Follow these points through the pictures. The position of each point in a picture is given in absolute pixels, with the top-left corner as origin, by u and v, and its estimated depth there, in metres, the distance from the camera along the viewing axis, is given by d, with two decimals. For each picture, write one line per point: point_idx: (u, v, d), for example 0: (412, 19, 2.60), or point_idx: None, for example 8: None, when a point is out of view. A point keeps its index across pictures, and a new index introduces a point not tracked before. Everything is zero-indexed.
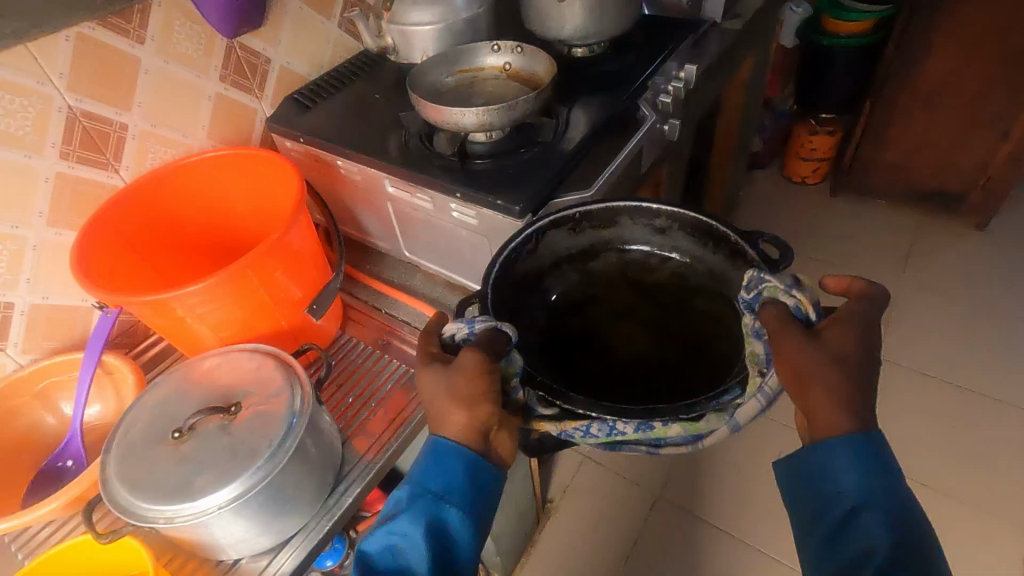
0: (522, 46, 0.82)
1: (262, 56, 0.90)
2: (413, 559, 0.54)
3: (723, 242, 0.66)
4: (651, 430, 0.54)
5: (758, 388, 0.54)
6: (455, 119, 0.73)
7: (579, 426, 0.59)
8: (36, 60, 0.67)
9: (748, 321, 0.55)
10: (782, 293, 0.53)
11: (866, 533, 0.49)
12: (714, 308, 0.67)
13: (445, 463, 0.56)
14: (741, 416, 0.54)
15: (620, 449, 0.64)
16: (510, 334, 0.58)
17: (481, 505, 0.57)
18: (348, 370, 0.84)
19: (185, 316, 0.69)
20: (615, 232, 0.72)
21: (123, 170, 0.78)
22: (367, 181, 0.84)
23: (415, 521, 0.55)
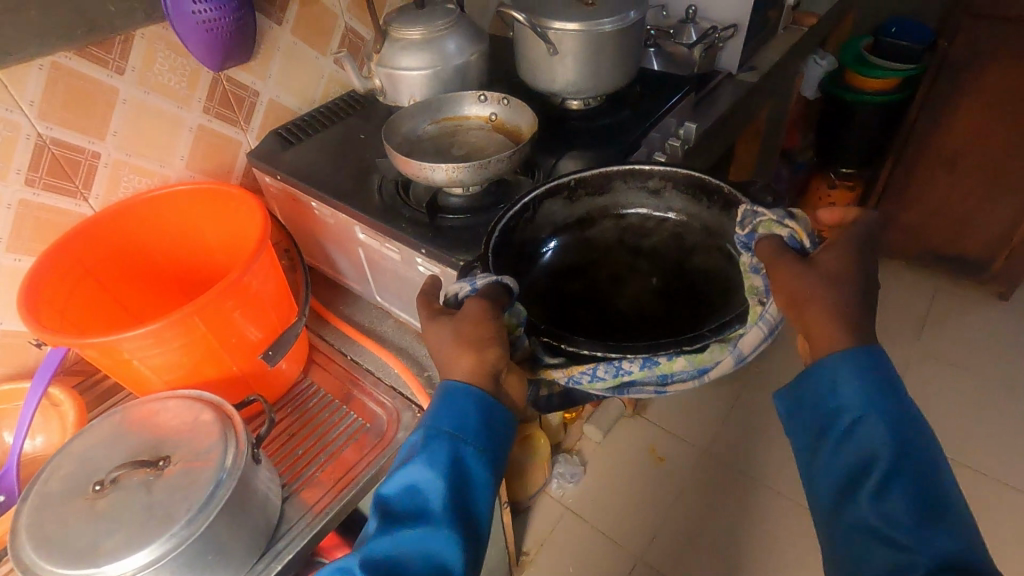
0: (508, 98, 0.80)
1: (250, 89, 0.88)
2: (431, 502, 0.52)
3: (715, 195, 0.71)
4: (657, 366, 0.58)
5: (759, 317, 0.58)
6: (425, 173, 0.70)
7: (586, 369, 0.61)
8: (6, 87, 0.66)
9: (746, 259, 0.61)
10: (776, 224, 0.59)
11: (867, 444, 0.49)
12: (714, 262, 0.70)
13: (458, 404, 0.56)
14: (742, 348, 0.57)
15: (629, 393, 0.65)
16: (511, 286, 0.61)
17: (496, 450, 0.57)
18: (303, 419, 0.81)
19: (133, 358, 0.66)
20: (610, 199, 0.76)
21: (92, 199, 0.77)
22: (340, 226, 0.82)
23: (432, 462, 0.53)
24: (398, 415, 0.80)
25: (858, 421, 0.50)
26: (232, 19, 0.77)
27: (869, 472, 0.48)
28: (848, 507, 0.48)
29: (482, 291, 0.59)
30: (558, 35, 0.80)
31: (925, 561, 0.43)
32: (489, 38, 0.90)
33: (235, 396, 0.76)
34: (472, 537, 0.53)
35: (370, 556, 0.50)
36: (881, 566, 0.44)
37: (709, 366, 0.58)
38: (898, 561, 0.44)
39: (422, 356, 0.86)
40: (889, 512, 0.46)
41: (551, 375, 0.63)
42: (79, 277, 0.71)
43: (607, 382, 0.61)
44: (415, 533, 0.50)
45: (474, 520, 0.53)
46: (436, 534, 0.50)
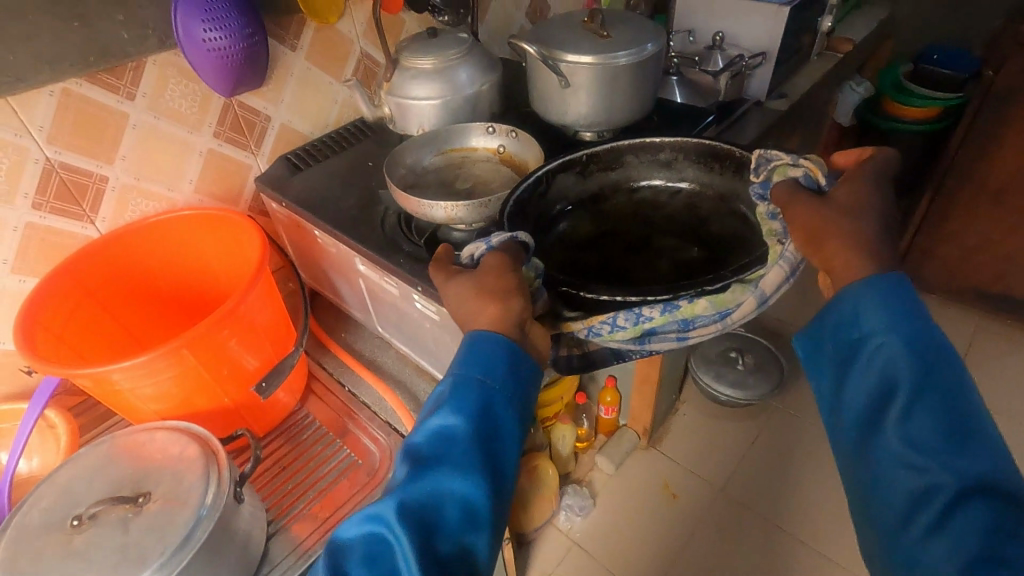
0: (517, 131, 0.78)
1: (262, 114, 0.88)
2: (460, 448, 0.47)
3: (727, 160, 0.75)
4: (678, 311, 0.61)
5: (780, 256, 0.58)
6: (424, 210, 0.68)
7: (606, 319, 0.63)
8: (16, 113, 0.67)
9: (762, 206, 0.60)
10: (790, 167, 0.57)
11: (888, 370, 0.44)
12: (728, 226, 0.73)
13: (486, 353, 0.52)
14: (763, 288, 0.59)
15: (651, 342, 0.66)
16: (527, 242, 0.61)
17: (524, 400, 0.53)
18: (295, 451, 0.79)
19: (123, 390, 0.64)
20: (623, 173, 0.80)
21: (99, 221, 0.78)
22: (341, 256, 0.81)
23: (460, 408, 0.49)
24: (391, 453, 0.77)
25: (881, 348, 0.45)
26: (243, 47, 0.76)
27: (893, 398, 0.43)
28: (871, 438, 0.44)
29: (502, 248, 0.59)
30: (571, 68, 0.78)
31: (952, 483, 0.39)
32: (502, 67, 0.88)
33: (227, 427, 0.75)
34: (500, 486, 0.48)
35: (404, 502, 0.44)
36: (906, 493, 0.41)
37: (731, 307, 0.60)
38: (923, 486, 0.40)
39: (421, 391, 0.85)
40: (915, 436, 0.42)
41: (571, 329, 0.65)
42: (82, 301, 0.74)
43: (629, 332, 0.64)
44: (447, 478, 0.46)
45: (503, 469, 0.49)
46: (467, 478, 0.46)
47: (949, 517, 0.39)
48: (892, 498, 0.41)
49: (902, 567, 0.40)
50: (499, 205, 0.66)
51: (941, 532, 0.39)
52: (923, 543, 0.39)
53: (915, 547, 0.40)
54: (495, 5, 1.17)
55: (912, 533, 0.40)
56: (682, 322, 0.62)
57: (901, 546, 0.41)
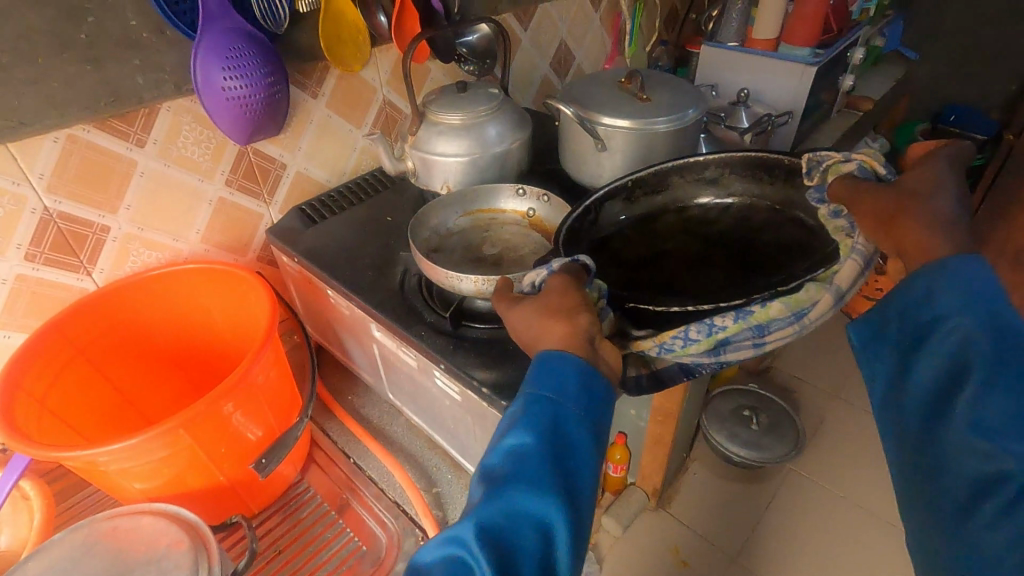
0: (550, 195, 0.73)
1: (277, 162, 0.84)
2: (534, 465, 0.44)
3: (776, 169, 0.73)
4: (752, 315, 0.56)
5: (852, 250, 0.56)
6: (451, 282, 0.63)
7: (678, 333, 0.57)
8: (15, 160, 0.62)
9: (823, 209, 0.62)
10: (843, 164, 0.60)
11: (958, 351, 0.40)
12: (787, 235, 0.71)
13: (556, 373, 0.49)
14: (840, 282, 0.55)
15: (725, 356, 0.58)
16: (588, 265, 0.59)
17: (595, 415, 0.48)
18: (293, 529, 0.72)
19: (109, 470, 0.58)
20: (669, 194, 0.77)
21: (96, 272, 0.73)
22: (355, 318, 0.75)
23: (532, 426, 0.46)
24: (399, 540, 0.70)
25: (952, 331, 0.40)
26: (264, 95, 0.72)
27: (962, 381, 0.39)
28: (935, 425, 0.41)
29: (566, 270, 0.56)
30: (607, 132, 0.74)
31: (1023, 470, 0.36)
32: (532, 123, 0.85)
33: (219, 506, 0.68)
34: (578, 508, 0.45)
35: (482, 522, 0.41)
36: (971, 478, 0.39)
37: (807, 306, 0.56)
38: (990, 472, 0.38)
39: (432, 467, 0.79)
40: (983, 422, 0.38)
41: (642, 348, 0.59)
42: (72, 360, 0.68)
43: (702, 345, 0.57)
44: (521, 497, 0.43)
45: (578, 491, 0.45)
46: (543, 499, 0.43)
47: (1019, 503, 0.37)
48: (953, 483, 0.40)
49: (972, 548, 0.39)
50: (554, 238, 0.63)
51: (1009, 519, 0.37)
52: (988, 530, 0.38)
53: (981, 530, 0.38)
54: (519, 55, 1.15)
55: (978, 517, 0.39)
56: (756, 330, 0.56)
57: (964, 528, 0.40)
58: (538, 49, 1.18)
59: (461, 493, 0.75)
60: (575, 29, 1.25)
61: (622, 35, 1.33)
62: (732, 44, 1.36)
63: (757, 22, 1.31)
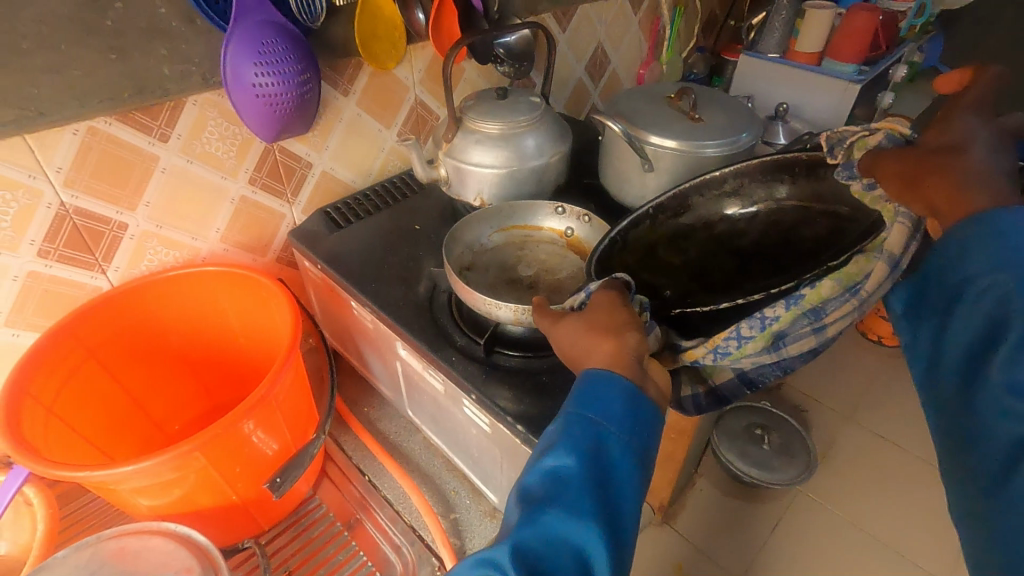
0: (591, 216, 0.70)
1: (303, 161, 0.80)
2: (575, 490, 0.44)
3: (795, 167, 0.68)
4: (804, 300, 0.52)
5: (896, 214, 0.52)
6: (488, 308, 0.60)
7: (729, 334, 0.54)
8: (33, 153, 0.58)
9: (857, 184, 0.57)
10: (866, 137, 0.57)
11: (994, 306, 0.40)
12: (823, 229, 0.67)
13: (602, 397, 0.49)
14: (891, 250, 0.50)
15: (787, 348, 0.55)
16: (628, 281, 0.57)
17: (640, 434, 0.48)
18: (304, 550, 0.69)
19: (119, 490, 0.55)
20: (694, 215, 0.72)
21: (111, 271, 0.69)
22: (379, 334, 0.72)
23: (575, 449, 0.46)
24: (415, 569, 0.67)
25: (988, 288, 0.41)
26: (296, 94, 0.68)
27: (998, 340, 0.40)
28: (969, 390, 0.41)
29: (608, 285, 0.55)
30: (656, 152, 0.71)
31: None
32: (572, 136, 0.80)
33: (231, 528, 0.65)
34: (620, 539, 0.45)
35: (519, 544, 0.42)
36: (1007, 445, 0.38)
37: (861, 279, 0.51)
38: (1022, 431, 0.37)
39: (450, 491, 0.75)
40: (1016, 379, 0.38)
41: (695, 358, 0.56)
42: (79, 365, 0.65)
43: (760, 342, 0.54)
44: (562, 522, 0.43)
45: (620, 519, 0.45)
46: (584, 526, 0.43)
47: None
48: (988, 451, 0.39)
49: (1009, 527, 0.37)
50: (589, 262, 0.61)
51: None
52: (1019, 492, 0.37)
53: (1013, 495, 0.37)
54: (557, 57, 1.10)
55: (1011, 488, 0.37)
56: (812, 315, 0.53)
57: (998, 505, 0.38)
58: (575, 51, 1.14)
59: (480, 521, 0.72)
60: (614, 31, 1.20)
61: (660, 39, 1.29)
62: (773, 56, 1.31)
63: (802, 34, 1.26)
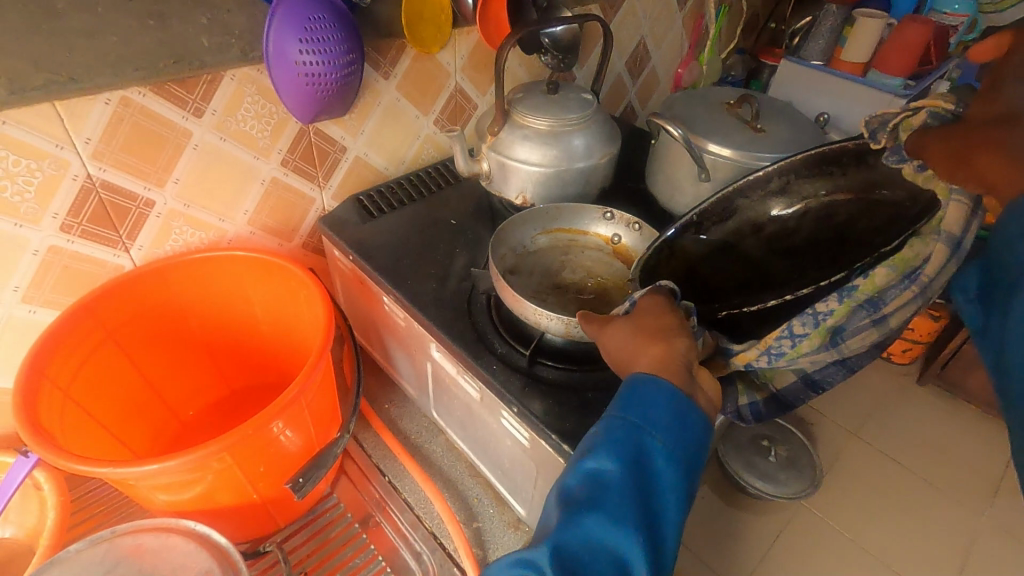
0: (642, 224, 0.66)
1: (338, 144, 0.77)
2: (618, 499, 0.41)
3: (841, 158, 0.60)
4: (858, 292, 0.48)
5: (949, 191, 0.46)
6: (536, 319, 0.56)
7: (780, 333, 0.50)
8: (61, 121, 0.55)
9: (907, 167, 0.50)
10: (908, 115, 0.49)
11: None
12: (879, 221, 0.59)
13: (646, 398, 0.44)
14: (949, 230, 0.45)
15: (847, 344, 0.51)
16: (674, 288, 0.52)
17: (687, 443, 0.44)
18: (322, 551, 0.66)
19: (140, 486, 0.52)
20: (740, 220, 0.66)
21: (134, 249, 0.66)
22: (411, 332, 0.68)
23: (616, 452, 0.43)
24: None
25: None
26: (340, 74, 0.64)
27: None
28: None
29: (655, 291, 0.52)
30: (711, 161, 0.68)
31: None
32: (621, 138, 0.77)
33: (249, 525, 0.62)
34: (660, 557, 0.42)
35: (557, 552, 0.40)
36: None
37: (917, 265, 0.47)
38: None
39: (473, 498, 0.72)
40: None
41: (748, 361, 0.52)
42: (97, 347, 0.62)
43: (815, 339, 0.50)
44: (603, 529, 0.40)
45: (660, 534, 0.42)
46: (627, 538, 0.40)
47: None
48: None
49: None
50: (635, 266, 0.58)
51: None
52: None
53: None
54: None
55: None
56: (869, 306, 0.49)
57: None
58: (618, 47, 1.10)
59: (502, 532, 0.69)
60: (657, 28, 1.16)
61: (702, 38, 1.25)
62: (816, 62, 1.28)
63: (849, 42, 1.22)
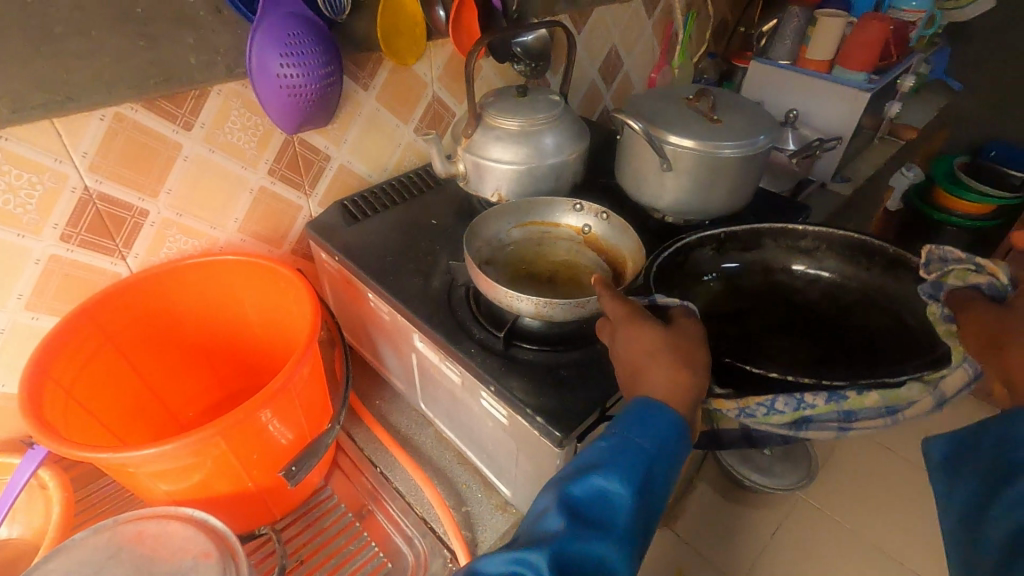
0: (610, 213, 0.70)
1: (322, 154, 0.81)
2: (621, 522, 0.44)
3: (876, 256, 0.72)
4: (846, 401, 0.53)
5: (964, 358, 0.53)
6: (508, 301, 0.60)
7: (764, 401, 0.54)
8: (60, 137, 0.59)
9: (935, 307, 0.57)
10: (971, 271, 0.56)
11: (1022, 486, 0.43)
12: (875, 321, 0.70)
13: (655, 428, 0.48)
14: (945, 389, 0.53)
15: (804, 433, 0.55)
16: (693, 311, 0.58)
17: (677, 473, 0.48)
18: (316, 539, 0.69)
19: (138, 473, 0.55)
20: (758, 255, 0.76)
21: (130, 257, 0.70)
22: (396, 326, 0.72)
23: (627, 476, 0.45)
24: (427, 561, 0.67)
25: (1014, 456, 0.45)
26: (319, 84, 0.69)
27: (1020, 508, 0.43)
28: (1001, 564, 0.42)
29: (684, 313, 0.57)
30: (674, 151, 0.72)
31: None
32: (590, 136, 0.81)
33: (244, 513, 0.65)
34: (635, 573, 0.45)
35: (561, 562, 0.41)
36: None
37: (904, 405, 0.53)
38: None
39: (462, 484, 0.75)
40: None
41: (720, 407, 0.56)
42: (97, 348, 0.65)
43: (786, 418, 0.54)
44: (603, 548, 0.42)
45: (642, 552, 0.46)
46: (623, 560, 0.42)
47: None
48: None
49: None
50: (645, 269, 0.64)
51: None
52: None
53: None
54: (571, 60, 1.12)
55: None
56: (844, 417, 0.54)
57: None
58: (590, 54, 1.15)
59: (491, 514, 0.71)
60: (628, 35, 1.22)
61: (673, 43, 1.30)
62: (783, 62, 1.32)
63: (813, 41, 1.27)
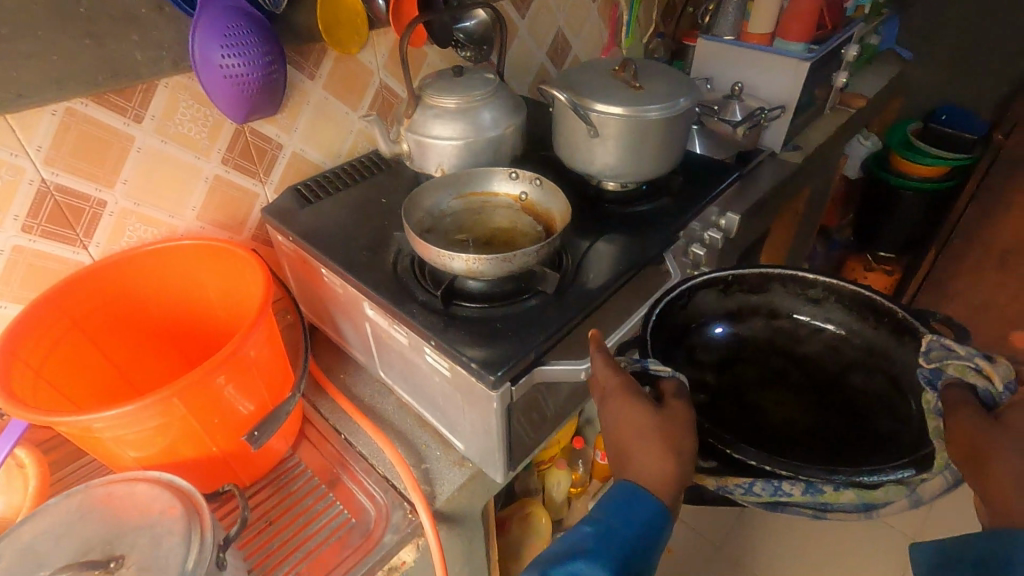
0: (542, 179, 0.74)
1: (274, 142, 0.85)
2: None
3: (884, 317, 0.69)
4: (821, 495, 0.54)
5: (945, 465, 0.53)
6: (443, 260, 0.64)
7: (741, 482, 0.56)
8: (14, 132, 0.63)
9: (930, 397, 0.56)
10: (970, 370, 0.56)
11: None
12: (874, 384, 0.69)
13: (637, 513, 0.53)
14: (923, 493, 0.54)
15: (780, 510, 0.59)
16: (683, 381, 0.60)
17: (656, 560, 0.53)
18: (284, 501, 0.73)
19: (104, 438, 0.59)
20: (764, 300, 0.76)
21: (92, 246, 0.73)
22: (348, 297, 0.76)
23: (605, 561, 0.50)
24: (388, 513, 0.72)
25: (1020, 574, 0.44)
26: (262, 73, 0.73)
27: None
28: None
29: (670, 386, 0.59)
30: (601, 119, 0.76)
31: None
32: (527, 111, 0.85)
33: (212, 477, 0.69)
34: None
35: None
36: None
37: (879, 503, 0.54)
38: None
39: (422, 445, 0.79)
40: None
41: (702, 482, 0.59)
42: (64, 332, 0.69)
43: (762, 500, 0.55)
44: None
45: None
46: None
47: None
48: None
49: None
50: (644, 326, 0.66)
51: None
52: None
53: None
54: (517, 43, 1.16)
55: None
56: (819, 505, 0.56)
57: None
58: (535, 37, 1.19)
59: (448, 470, 0.76)
60: (574, 18, 1.26)
61: (620, 26, 1.35)
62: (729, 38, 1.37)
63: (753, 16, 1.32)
